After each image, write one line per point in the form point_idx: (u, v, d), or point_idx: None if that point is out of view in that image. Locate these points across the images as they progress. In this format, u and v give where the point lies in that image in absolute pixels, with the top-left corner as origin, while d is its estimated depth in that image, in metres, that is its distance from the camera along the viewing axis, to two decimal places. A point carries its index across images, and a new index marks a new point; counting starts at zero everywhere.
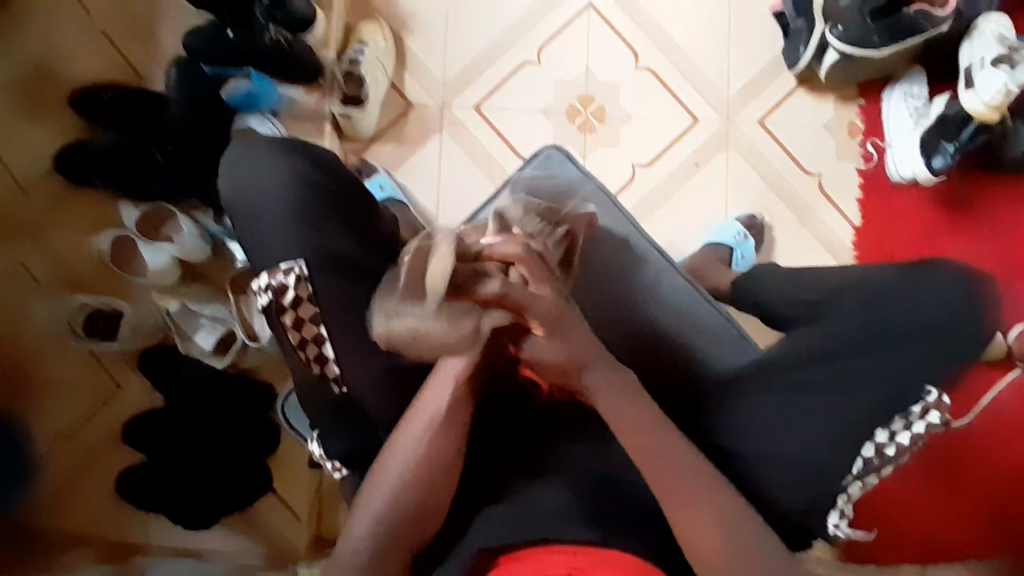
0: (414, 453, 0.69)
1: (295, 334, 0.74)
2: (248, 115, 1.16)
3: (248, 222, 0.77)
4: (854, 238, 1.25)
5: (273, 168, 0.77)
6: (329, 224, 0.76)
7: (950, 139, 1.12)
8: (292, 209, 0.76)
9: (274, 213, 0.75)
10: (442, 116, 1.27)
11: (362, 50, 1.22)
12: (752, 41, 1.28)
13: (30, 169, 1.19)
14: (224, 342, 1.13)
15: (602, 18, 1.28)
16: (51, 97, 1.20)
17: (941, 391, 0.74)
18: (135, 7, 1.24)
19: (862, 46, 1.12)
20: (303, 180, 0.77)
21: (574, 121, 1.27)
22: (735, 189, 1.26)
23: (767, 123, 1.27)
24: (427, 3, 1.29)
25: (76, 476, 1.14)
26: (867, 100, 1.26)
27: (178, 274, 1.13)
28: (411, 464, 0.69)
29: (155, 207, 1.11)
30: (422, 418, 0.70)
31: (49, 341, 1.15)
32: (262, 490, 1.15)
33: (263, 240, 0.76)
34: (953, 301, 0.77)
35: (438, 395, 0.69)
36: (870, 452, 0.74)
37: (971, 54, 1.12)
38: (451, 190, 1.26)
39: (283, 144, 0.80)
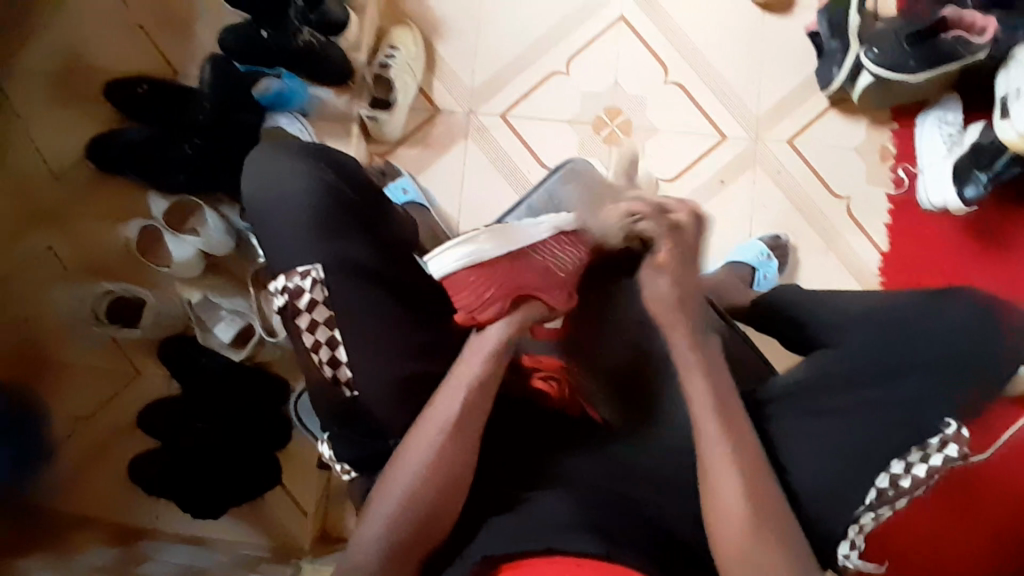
0: (422, 460, 0.69)
1: (309, 336, 0.74)
2: (277, 115, 1.18)
3: (267, 222, 0.77)
4: (881, 262, 1.22)
5: (295, 169, 0.78)
6: (351, 230, 0.77)
7: (984, 169, 1.11)
8: (312, 209, 0.76)
9: (294, 213, 0.76)
10: (468, 123, 1.27)
11: (392, 54, 1.23)
12: (784, 60, 1.27)
13: (63, 157, 1.22)
14: (241, 335, 1.16)
15: (632, 32, 1.28)
16: (87, 87, 1.23)
17: (960, 424, 0.73)
18: (172, 2, 1.26)
19: (898, 70, 1.12)
20: (324, 181, 0.78)
21: (599, 133, 1.26)
22: (760, 208, 1.24)
23: (796, 143, 1.25)
24: (459, 10, 1.29)
25: (88, 460, 1.15)
26: (900, 124, 1.24)
27: (201, 267, 1.16)
28: (421, 468, 0.68)
29: (182, 200, 1.13)
30: (431, 425, 0.70)
31: (70, 326, 1.17)
32: (271, 485, 1.14)
33: (281, 239, 0.76)
34: (973, 332, 0.76)
35: (449, 403, 0.71)
36: (886, 483, 0.72)
37: (1008, 82, 1.09)
38: (473, 197, 1.26)
39: (306, 150, 0.80)
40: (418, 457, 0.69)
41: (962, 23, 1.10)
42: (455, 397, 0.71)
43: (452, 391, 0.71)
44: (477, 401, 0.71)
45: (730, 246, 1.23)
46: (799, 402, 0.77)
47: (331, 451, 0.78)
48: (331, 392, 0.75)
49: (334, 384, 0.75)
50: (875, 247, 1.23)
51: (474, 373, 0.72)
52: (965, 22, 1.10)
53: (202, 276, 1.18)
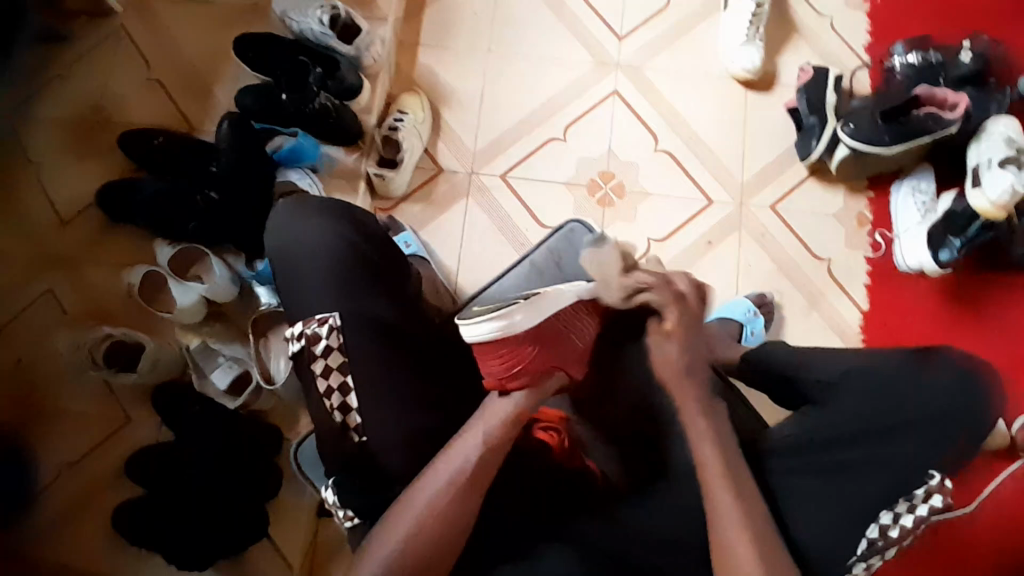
0: (429, 508, 0.70)
1: (322, 381, 0.77)
2: (289, 169, 1.23)
3: (291, 277, 0.82)
4: (862, 322, 1.27)
5: (317, 229, 0.82)
6: (371, 288, 0.81)
7: (957, 235, 1.19)
8: (334, 268, 0.80)
9: (317, 273, 0.80)
10: (470, 182, 1.34)
11: (402, 118, 1.30)
12: (767, 133, 1.36)
13: (72, 203, 1.25)
14: (238, 382, 1.16)
15: (625, 104, 1.37)
16: (102, 137, 1.28)
17: (944, 475, 0.78)
18: (192, 62, 1.32)
19: (874, 144, 1.22)
20: (346, 242, 0.82)
21: (594, 195, 1.33)
22: (746, 268, 1.30)
23: (778, 209, 1.33)
24: (465, 80, 1.38)
25: (73, 506, 1.12)
26: (876, 193, 1.33)
27: (204, 312, 1.17)
28: (427, 517, 0.70)
29: (189, 249, 1.16)
30: (447, 471, 0.72)
31: (68, 369, 1.17)
32: (257, 537, 1.12)
33: (303, 297, 0.80)
34: (958, 390, 0.79)
35: (465, 451, 0.72)
36: (875, 533, 0.77)
37: (979, 154, 1.20)
38: (472, 251, 1.30)
39: (331, 208, 0.84)
40: (427, 501, 0.71)
41: (935, 100, 1.21)
42: (471, 448, 0.72)
43: (467, 446, 0.73)
44: (492, 454, 0.73)
45: (718, 305, 1.28)
46: (787, 459, 0.82)
47: (335, 496, 0.77)
48: (341, 433, 0.77)
49: (342, 430, 0.77)
50: (856, 308, 1.28)
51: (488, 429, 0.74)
52: (937, 99, 1.21)
53: (204, 322, 1.20)
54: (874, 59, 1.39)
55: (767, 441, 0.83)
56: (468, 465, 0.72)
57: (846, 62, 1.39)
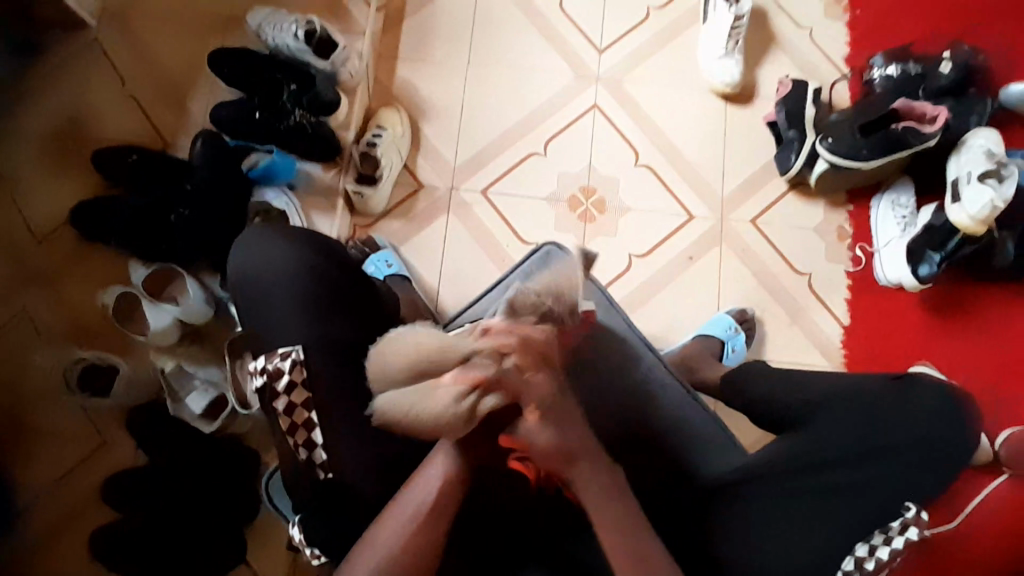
0: (391, 545, 0.69)
1: (285, 418, 0.76)
2: (265, 187, 1.22)
3: (253, 313, 0.81)
4: (843, 336, 1.28)
5: (278, 257, 0.81)
6: (335, 314, 0.80)
7: (937, 249, 1.19)
8: (295, 300, 0.79)
9: (278, 303, 0.79)
10: (450, 199, 1.33)
11: (380, 133, 1.29)
12: (748, 146, 1.36)
13: (45, 220, 1.23)
14: (214, 406, 1.14)
15: (605, 118, 1.37)
16: (75, 154, 1.25)
17: (920, 508, 0.76)
18: (167, 77, 1.30)
19: (852, 159, 1.22)
20: (308, 270, 0.81)
21: (575, 211, 1.32)
22: (727, 284, 1.30)
23: (759, 223, 1.33)
24: (444, 93, 1.37)
25: (48, 534, 1.10)
26: (856, 206, 1.33)
27: (178, 334, 1.15)
28: (391, 554, 0.68)
29: (164, 268, 1.15)
30: (406, 509, 0.70)
31: (41, 393, 1.15)
32: (237, 562, 1.11)
33: (267, 324, 0.79)
34: (937, 420, 0.80)
35: (424, 488, 0.71)
36: (850, 566, 0.74)
37: (959, 167, 1.21)
38: (453, 267, 1.30)
39: (293, 235, 0.84)
40: (389, 538, 0.69)
41: (913, 113, 1.21)
42: (430, 483, 0.71)
43: (425, 481, 0.71)
44: (448, 491, 0.70)
45: (700, 319, 1.28)
46: (768, 485, 0.80)
47: (301, 535, 0.75)
48: (307, 468, 0.76)
49: (309, 467, 0.76)
50: (836, 321, 1.28)
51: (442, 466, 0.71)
52: (915, 112, 1.21)
53: (179, 343, 1.17)
54: (854, 71, 1.39)
55: (750, 466, 0.82)
56: (429, 500, 0.70)
57: (827, 74, 1.39)
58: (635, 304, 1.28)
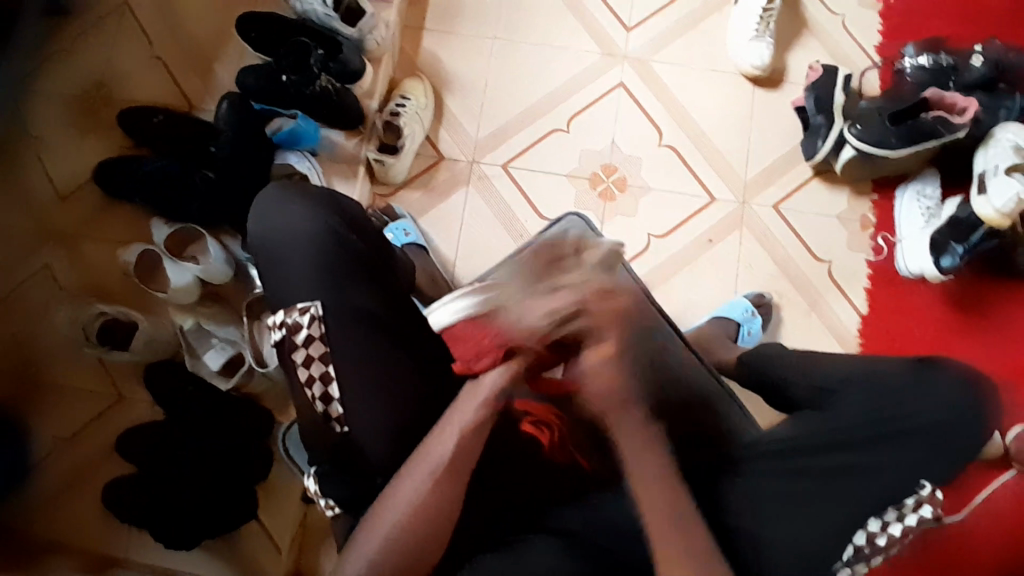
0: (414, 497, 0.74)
1: (303, 370, 0.77)
2: (288, 152, 1.23)
3: (272, 263, 0.81)
4: (860, 325, 1.27)
5: (299, 216, 0.82)
6: (353, 277, 0.81)
7: (960, 241, 1.18)
8: (315, 260, 0.80)
9: (298, 262, 0.80)
10: (470, 171, 1.33)
11: (404, 103, 1.29)
12: (774, 131, 1.34)
13: (71, 177, 1.24)
14: (231, 364, 1.16)
15: (630, 96, 1.36)
16: (102, 112, 1.26)
17: (935, 486, 0.76)
18: (195, 40, 1.31)
19: (880, 146, 1.20)
20: (329, 231, 0.81)
21: (595, 188, 1.32)
22: (746, 268, 1.29)
23: (781, 208, 1.32)
24: (469, 67, 1.37)
25: (65, 482, 1.12)
26: (881, 195, 1.31)
27: (197, 293, 1.16)
28: (415, 508, 0.74)
29: (186, 228, 1.16)
30: (424, 465, 0.76)
31: (60, 347, 1.17)
32: (247, 519, 1.13)
33: (287, 282, 0.80)
34: (954, 401, 0.80)
35: (441, 446, 0.77)
36: (862, 540, 0.75)
37: (986, 161, 1.18)
38: (470, 240, 1.30)
39: (314, 195, 0.84)
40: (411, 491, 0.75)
41: (944, 104, 1.19)
42: (445, 445, 0.77)
43: (444, 440, 0.78)
44: (467, 448, 0.78)
45: (716, 302, 1.27)
46: (783, 460, 0.80)
47: (317, 486, 0.77)
48: (323, 422, 0.78)
49: (325, 421, 0.78)
50: (855, 311, 1.27)
51: (462, 424, 0.79)
52: (946, 103, 1.19)
53: (198, 303, 1.18)
54: (885, 60, 1.37)
55: (754, 446, 0.81)
56: (446, 455, 0.77)
57: (856, 62, 1.37)
58: (655, 281, 1.28)
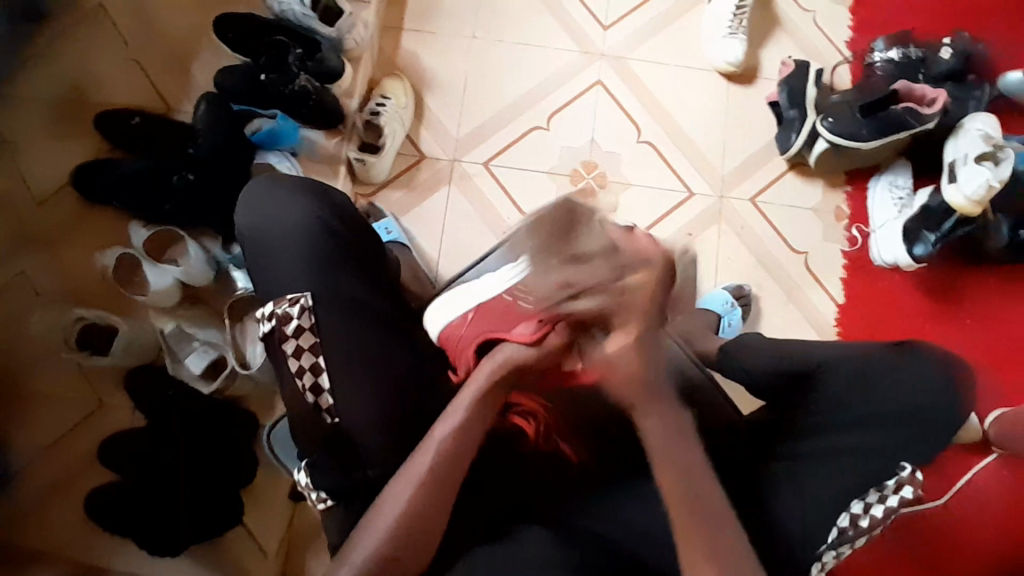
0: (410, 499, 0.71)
1: (294, 361, 0.76)
2: (269, 152, 1.22)
3: (256, 257, 0.82)
4: (837, 314, 1.29)
5: (289, 209, 0.82)
6: (345, 270, 0.81)
7: (932, 230, 1.21)
8: (306, 252, 0.80)
9: (289, 254, 0.80)
10: (452, 169, 1.33)
11: (384, 103, 1.30)
12: (749, 126, 1.37)
13: (48, 182, 1.23)
14: (214, 366, 1.15)
15: (608, 94, 1.38)
16: (77, 115, 1.25)
17: (915, 467, 0.78)
18: (171, 42, 1.30)
19: (852, 138, 1.23)
20: (320, 224, 0.81)
21: (576, 184, 1.33)
22: (726, 261, 1.31)
23: (758, 202, 1.34)
24: (448, 66, 1.38)
25: (46, 491, 1.10)
26: (854, 187, 1.34)
27: (178, 296, 1.17)
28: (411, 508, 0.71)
29: (163, 231, 1.15)
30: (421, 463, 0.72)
31: (41, 352, 1.15)
32: (233, 523, 1.12)
33: (276, 275, 0.80)
34: (933, 382, 0.82)
35: (437, 440, 0.73)
36: (846, 522, 0.78)
37: (956, 150, 1.22)
38: (453, 238, 1.30)
39: (305, 187, 0.84)
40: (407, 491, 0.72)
41: (913, 95, 1.22)
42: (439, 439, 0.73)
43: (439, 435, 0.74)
44: (449, 461, 0.73)
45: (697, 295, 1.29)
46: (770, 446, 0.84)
47: (307, 478, 0.77)
48: (313, 414, 0.77)
49: (314, 411, 0.77)
50: (832, 300, 1.30)
51: (440, 442, 0.73)
52: (915, 95, 1.22)
53: (179, 305, 1.19)
54: (855, 55, 1.40)
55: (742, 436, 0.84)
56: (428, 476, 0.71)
57: (828, 57, 1.40)
58: None
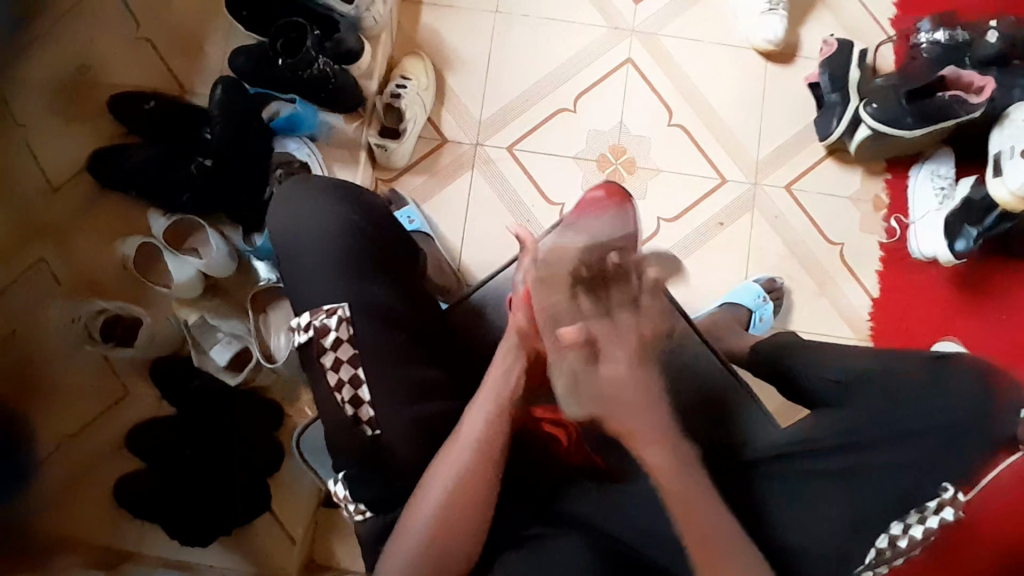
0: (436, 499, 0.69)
1: (333, 374, 0.75)
2: (286, 138, 1.20)
3: (288, 260, 0.80)
4: (871, 308, 1.26)
5: (324, 212, 0.81)
6: (379, 277, 0.80)
7: (973, 224, 1.16)
8: (339, 256, 0.79)
9: (322, 261, 0.79)
10: (475, 154, 1.29)
11: (404, 85, 1.24)
12: (787, 109, 1.31)
13: (61, 168, 1.20)
14: (238, 358, 1.14)
15: (638, 73, 1.31)
16: (91, 97, 1.21)
17: (957, 489, 0.77)
18: (184, 20, 1.25)
19: (896, 126, 1.17)
20: (355, 229, 0.81)
21: (603, 170, 1.28)
22: (758, 252, 1.27)
23: (793, 189, 1.29)
24: (470, 43, 1.31)
25: (75, 479, 1.12)
26: (894, 175, 1.29)
27: (201, 288, 1.15)
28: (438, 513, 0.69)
29: (184, 219, 1.13)
30: (456, 450, 0.71)
31: (65, 342, 1.15)
32: (260, 511, 1.12)
33: (311, 280, 0.78)
34: (973, 397, 0.79)
35: (472, 425, 0.71)
36: (884, 544, 0.75)
37: (1000, 141, 1.16)
38: (477, 226, 1.27)
39: (338, 192, 0.84)
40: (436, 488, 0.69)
41: (961, 82, 1.15)
42: (473, 427, 0.71)
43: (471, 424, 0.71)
44: (482, 460, 0.70)
45: (727, 287, 1.26)
46: (813, 461, 0.79)
47: (346, 491, 0.75)
48: (352, 428, 0.75)
49: (354, 424, 0.75)
50: (865, 293, 1.26)
51: (474, 434, 0.71)
52: (963, 82, 1.15)
53: (202, 297, 1.17)
54: (901, 33, 1.32)
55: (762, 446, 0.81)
56: (458, 481, 0.69)
57: (872, 35, 1.32)
58: None
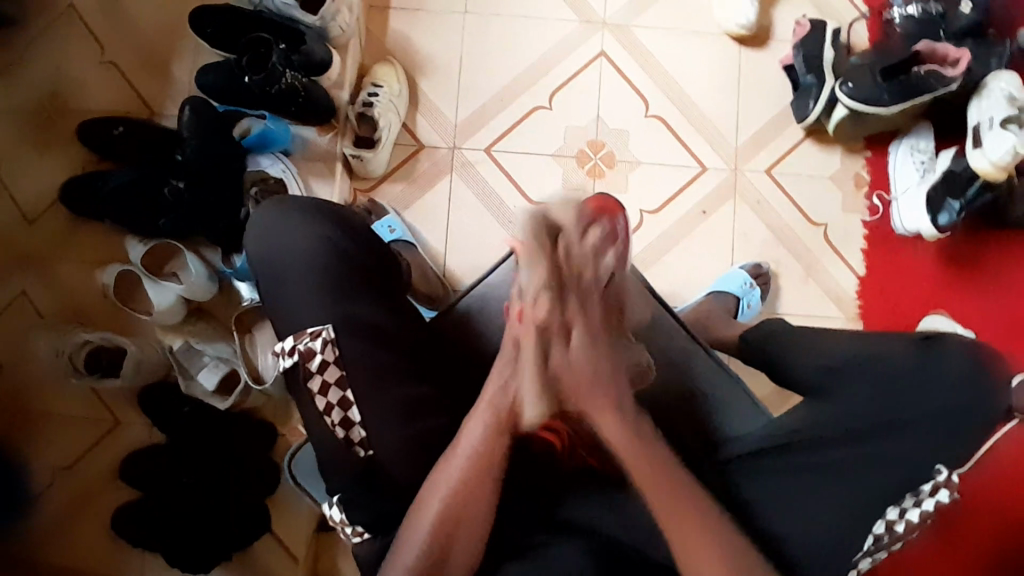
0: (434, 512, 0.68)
1: (321, 399, 0.75)
2: (260, 155, 1.18)
3: (269, 286, 0.79)
4: (859, 287, 1.26)
5: (301, 236, 0.79)
6: (362, 295, 0.79)
7: (956, 196, 1.15)
8: (320, 281, 0.78)
9: (303, 286, 0.77)
10: (453, 158, 1.28)
11: (376, 92, 1.23)
12: (763, 93, 1.30)
13: (35, 199, 1.18)
14: (226, 382, 1.12)
15: (613, 66, 1.30)
16: (59, 125, 1.19)
17: (951, 470, 0.77)
18: (148, 41, 1.22)
19: (873, 103, 1.16)
20: (334, 251, 0.79)
21: (583, 166, 1.28)
22: (743, 239, 1.26)
23: (774, 173, 1.28)
24: (440, 46, 1.30)
25: (72, 512, 1.11)
26: (874, 152, 1.28)
27: (185, 312, 1.14)
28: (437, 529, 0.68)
29: (161, 243, 1.12)
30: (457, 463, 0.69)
31: (52, 375, 1.13)
32: (260, 534, 1.12)
33: (294, 306, 0.77)
34: (967, 378, 0.80)
35: (470, 437, 0.70)
36: (881, 529, 0.76)
37: (980, 112, 1.15)
38: (459, 230, 1.26)
39: (315, 212, 0.81)
40: (434, 499, 0.69)
41: (936, 56, 1.15)
42: (471, 437, 0.70)
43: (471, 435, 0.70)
44: (479, 469, 0.69)
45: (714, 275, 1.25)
46: (807, 451, 0.79)
47: (342, 514, 0.74)
48: (343, 449, 0.75)
49: (346, 446, 0.75)
50: (853, 273, 1.26)
51: (474, 443, 0.69)
52: (938, 55, 1.14)
53: (186, 321, 1.16)
54: (872, 10, 1.31)
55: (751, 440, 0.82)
56: (454, 489, 0.69)
57: (844, 13, 1.31)
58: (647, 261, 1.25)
